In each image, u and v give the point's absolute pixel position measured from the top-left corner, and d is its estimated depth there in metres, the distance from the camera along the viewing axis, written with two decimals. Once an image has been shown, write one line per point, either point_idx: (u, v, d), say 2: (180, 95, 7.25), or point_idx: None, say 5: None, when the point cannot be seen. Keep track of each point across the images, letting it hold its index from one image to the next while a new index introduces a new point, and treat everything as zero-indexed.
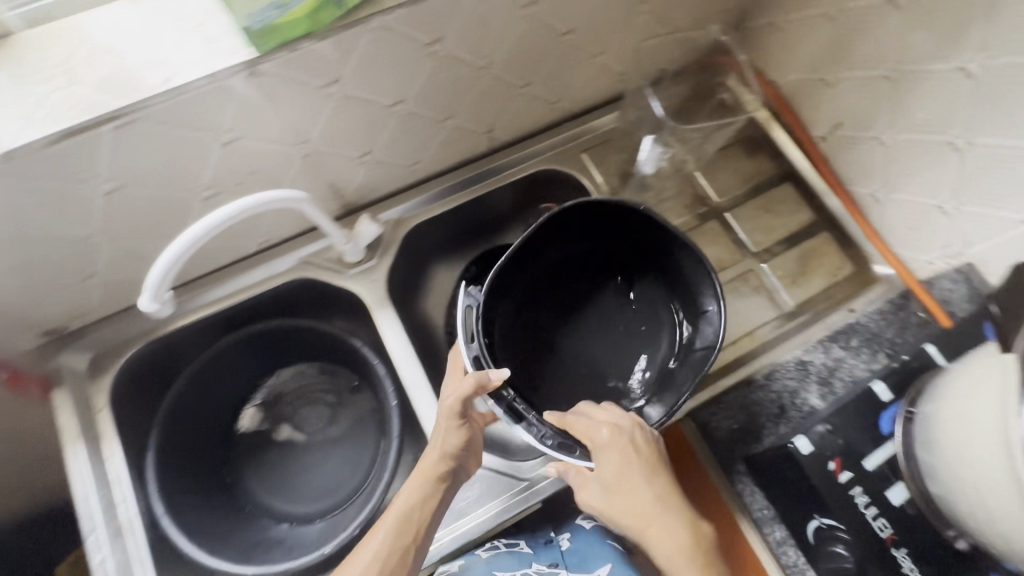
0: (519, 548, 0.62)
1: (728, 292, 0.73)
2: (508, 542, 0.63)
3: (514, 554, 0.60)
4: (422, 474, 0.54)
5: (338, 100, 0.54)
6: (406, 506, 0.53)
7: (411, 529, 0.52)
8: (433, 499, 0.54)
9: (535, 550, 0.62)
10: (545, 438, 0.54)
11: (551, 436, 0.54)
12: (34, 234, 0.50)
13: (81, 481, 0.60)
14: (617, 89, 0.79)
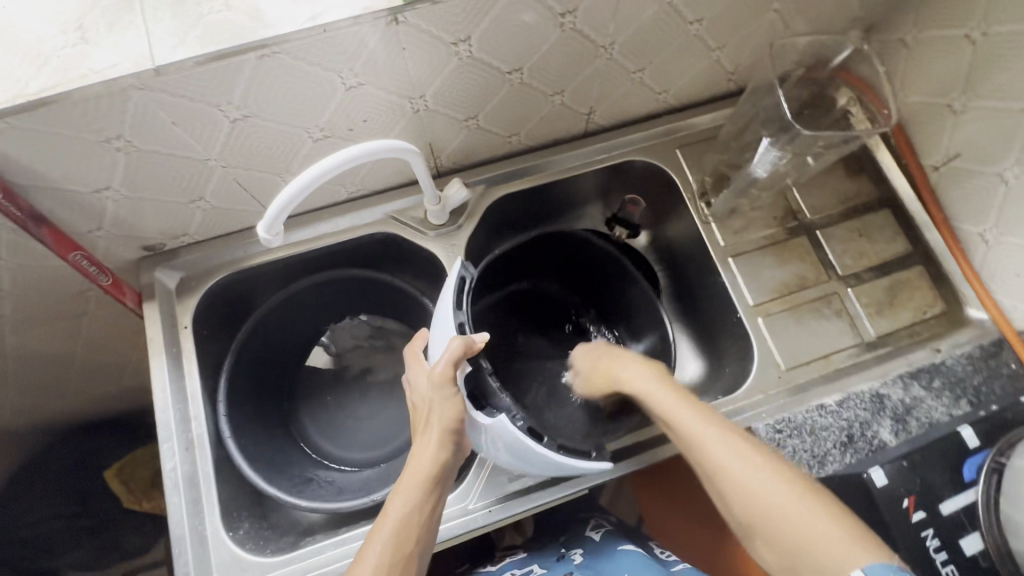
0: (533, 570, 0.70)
1: (809, 311, 0.71)
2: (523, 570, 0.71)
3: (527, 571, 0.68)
4: (412, 477, 0.53)
5: (461, 59, 0.54)
6: (403, 514, 0.51)
7: (411, 535, 0.50)
8: (428, 502, 0.53)
9: (549, 568, 0.70)
10: (516, 418, 0.55)
11: (522, 417, 0.55)
12: (161, 151, 0.52)
13: (161, 392, 0.63)
14: (723, 88, 0.77)
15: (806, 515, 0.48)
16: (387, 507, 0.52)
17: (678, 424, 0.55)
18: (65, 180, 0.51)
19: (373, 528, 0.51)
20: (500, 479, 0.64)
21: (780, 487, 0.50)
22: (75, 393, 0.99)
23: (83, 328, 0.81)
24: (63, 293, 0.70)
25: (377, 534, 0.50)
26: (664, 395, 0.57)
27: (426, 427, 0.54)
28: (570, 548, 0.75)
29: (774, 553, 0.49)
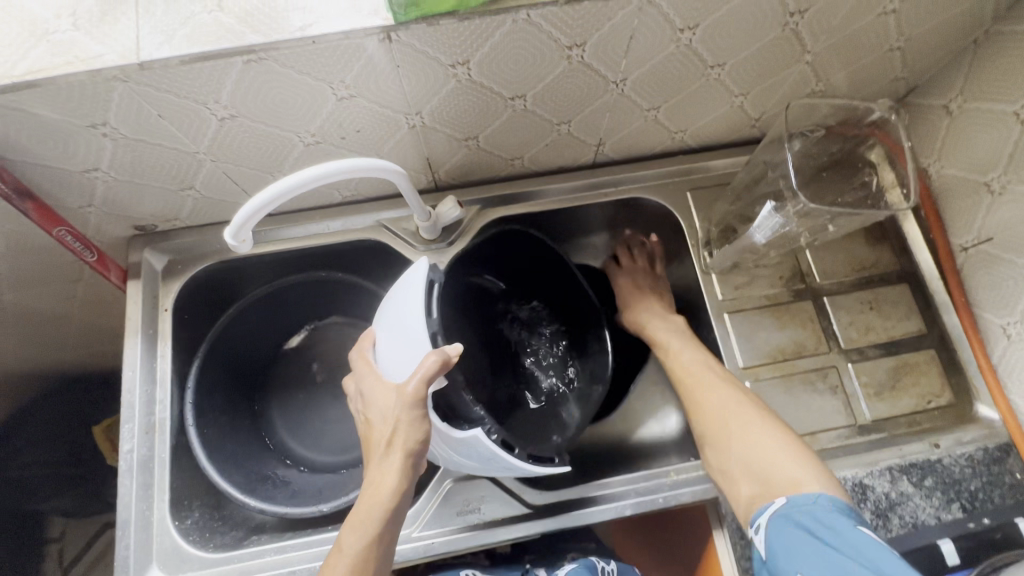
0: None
1: (803, 383, 0.67)
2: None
3: None
4: (370, 512, 0.49)
5: (460, 81, 0.52)
6: (359, 548, 0.49)
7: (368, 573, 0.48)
8: (388, 532, 0.50)
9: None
10: (491, 433, 0.54)
11: (497, 432, 0.54)
12: (149, 141, 0.52)
13: (131, 372, 0.64)
14: (745, 133, 0.73)
15: (781, 458, 0.55)
16: (343, 539, 0.49)
17: (682, 361, 0.67)
18: (52, 158, 0.51)
19: (329, 558, 0.50)
20: (449, 511, 0.62)
21: (767, 432, 0.57)
22: (74, 348, 1.02)
23: (79, 292, 0.83)
24: (57, 259, 0.71)
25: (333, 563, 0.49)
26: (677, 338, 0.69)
27: (385, 455, 0.50)
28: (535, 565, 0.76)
29: (752, 474, 0.56)
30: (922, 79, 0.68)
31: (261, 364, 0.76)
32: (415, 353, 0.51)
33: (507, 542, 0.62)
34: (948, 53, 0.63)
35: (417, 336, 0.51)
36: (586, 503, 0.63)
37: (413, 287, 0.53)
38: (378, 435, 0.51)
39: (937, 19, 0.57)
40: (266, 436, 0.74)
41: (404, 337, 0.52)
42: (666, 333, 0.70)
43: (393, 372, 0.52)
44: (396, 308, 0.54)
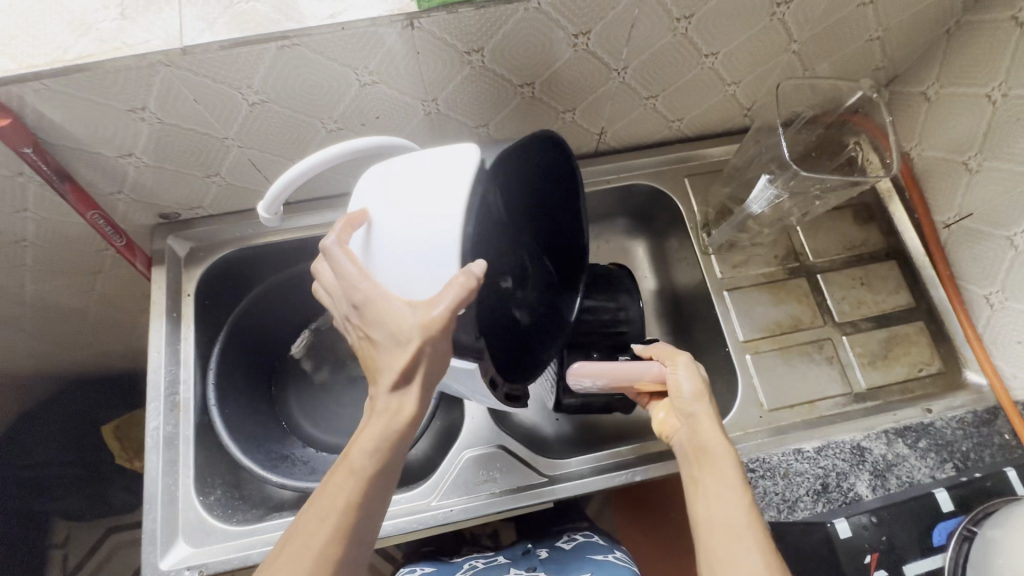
0: (497, 562, 0.75)
1: (800, 355, 0.70)
2: (487, 562, 0.76)
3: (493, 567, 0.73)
4: (382, 428, 0.44)
5: (474, 68, 0.56)
6: (365, 464, 0.44)
7: (373, 493, 0.44)
8: (396, 456, 0.45)
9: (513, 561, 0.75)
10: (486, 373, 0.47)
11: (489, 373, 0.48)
12: (183, 125, 0.55)
13: (157, 352, 0.66)
14: (738, 123, 0.77)
15: None
16: (351, 451, 0.45)
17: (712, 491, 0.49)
18: (92, 142, 0.54)
19: (335, 467, 0.45)
20: (466, 480, 0.65)
21: None
22: (89, 346, 1.04)
23: (99, 286, 0.85)
24: (82, 251, 0.74)
25: (335, 478, 0.44)
26: (718, 446, 0.52)
27: (392, 376, 0.44)
28: (537, 546, 0.80)
29: None
30: (902, 69, 0.73)
31: (279, 351, 0.79)
32: (433, 269, 0.41)
33: (521, 510, 0.64)
34: (924, 42, 0.68)
35: (440, 247, 0.41)
36: (596, 469, 0.65)
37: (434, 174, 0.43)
38: (388, 358, 0.43)
39: (913, 10, 0.62)
40: (283, 418, 0.76)
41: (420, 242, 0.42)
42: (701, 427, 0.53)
43: (397, 279, 0.43)
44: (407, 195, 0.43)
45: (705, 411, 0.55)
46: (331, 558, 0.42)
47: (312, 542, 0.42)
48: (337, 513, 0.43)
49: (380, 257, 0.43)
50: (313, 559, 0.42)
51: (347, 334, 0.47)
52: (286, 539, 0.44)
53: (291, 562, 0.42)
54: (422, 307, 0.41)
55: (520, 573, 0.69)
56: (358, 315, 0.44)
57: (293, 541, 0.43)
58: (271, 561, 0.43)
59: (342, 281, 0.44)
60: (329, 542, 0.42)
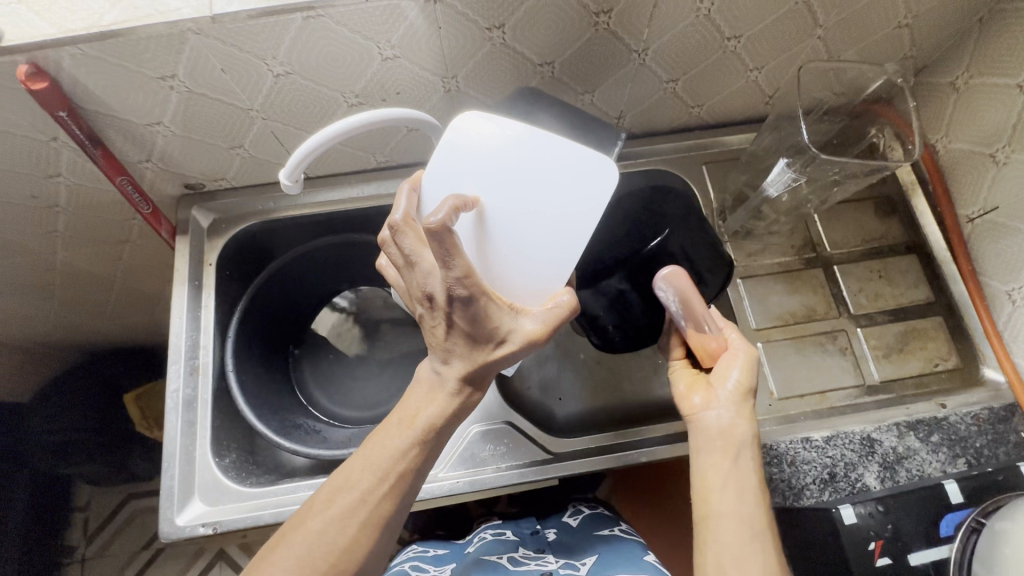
0: (505, 536, 0.77)
1: (813, 345, 0.69)
2: (495, 532, 0.79)
3: (500, 541, 0.75)
4: (439, 401, 0.50)
5: (494, 45, 0.57)
6: (426, 425, 0.49)
7: (423, 463, 0.50)
8: (450, 432, 0.51)
9: (522, 539, 0.76)
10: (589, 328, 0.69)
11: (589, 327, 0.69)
12: (209, 95, 0.56)
13: (177, 318, 0.68)
14: (760, 110, 0.76)
15: None
16: (417, 418, 0.50)
17: (735, 489, 0.50)
18: (124, 110, 0.56)
19: (397, 429, 0.50)
20: (473, 454, 0.66)
21: None
22: (113, 315, 1.08)
23: (125, 257, 0.88)
24: (110, 220, 0.76)
25: (396, 441, 0.49)
26: (751, 445, 0.52)
27: (463, 363, 0.48)
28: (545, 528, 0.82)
29: None
30: (929, 60, 0.72)
31: (293, 323, 0.81)
32: (548, 281, 0.51)
33: (529, 484, 0.65)
34: (954, 32, 0.66)
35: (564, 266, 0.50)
36: (599, 451, 0.66)
37: (561, 189, 0.51)
38: (480, 352, 0.48)
39: None
40: (296, 389, 0.79)
41: (543, 251, 0.51)
42: (737, 423, 0.53)
43: (507, 275, 0.50)
44: (537, 203, 0.50)
45: (743, 409, 0.54)
46: (380, 513, 0.48)
47: (366, 496, 0.48)
48: (393, 473, 0.49)
49: (501, 251, 0.50)
50: (366, 510, 0.48)
51: (422, 306, 0.47)
52: (338, 487, 0.49)
53: (347, 509, 0.48)
54: (525, 320, 0.48)
55: (528, 553, 0.72)
56: (455, 306, 0.44)
57: (347, 491, 0.48)
58: (326, 505, 0.48)
59: (446, 269, 0.41)
60: (381, 499, 0.48)
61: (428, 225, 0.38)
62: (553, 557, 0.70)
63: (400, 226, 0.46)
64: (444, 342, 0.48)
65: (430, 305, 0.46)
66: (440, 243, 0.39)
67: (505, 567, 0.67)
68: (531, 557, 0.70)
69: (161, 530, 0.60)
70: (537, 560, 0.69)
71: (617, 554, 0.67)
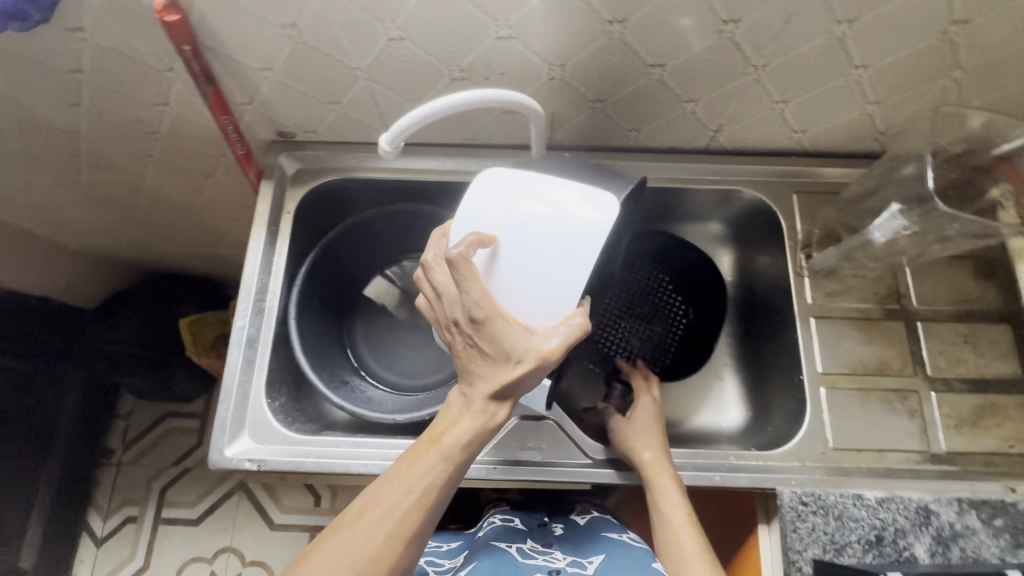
0: (514, 523, 0.77)
1: (880, 401, 0.66)
2: (504, 517, 0.79)
3: (509, 528, 0.75)
4: (463, 420, 0.50)
5: (612, 39, 0.55)
6: (457, 443, 0.49)
7: (450, 483, 0.50)
8: (475, 452, 0.51)
9: (530, 530, 0.76)
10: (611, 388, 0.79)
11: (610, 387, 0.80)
12: (323, 50, 0.57)
13: (252, 259, 0.71)
14: (867, 146, 0.72)
15: None
16: (443, 437, 0.49)
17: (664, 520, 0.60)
18: (241, 51, 0.58)
19: (423, 450, 0.49)
20: (510, 443, 0.66)
21: None
22: (183, 242, 1.13)
23: (204, 192, 0.92)
24: (201, 155, 0.79)
25: (422, 459, 0.49)
26: (663, 476, 0.62)
27: (489, 386, 0.49)
28: (552, 521, 0.81)
29: None
30: None
31: (354, 283, 0.82)
32: (552, 300, 0.54)
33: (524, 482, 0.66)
34: None
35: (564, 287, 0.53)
36: (621, 466, 0.66)
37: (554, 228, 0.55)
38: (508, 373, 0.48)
39: None
40: (346, 346, 0.80)
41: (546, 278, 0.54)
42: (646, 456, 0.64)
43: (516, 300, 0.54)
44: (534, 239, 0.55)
45: (648, 442, 0.64)
46: (408, 527, 0.48)
47: (393, 512, 0.48)
48: (420, 494, 0.48)
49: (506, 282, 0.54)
50: (392, 524, 0.47)
51: (450, 331, 0.50)
52: (366, 502, 0.49)
53: (373, 529, 0.47)
54: (541, 339, 0.48)
55: (535, 546, 0.71)
56: (473, 325, 0.47)
57: (376, 506, 0.48)
58: (354, 518, 0.48)
59: (462, 292, 0.46)
60: (408, 512, 0.48)
61: (449, 253, 0.47)
62: (559, 553, 0.69)
63: (431, 263, 0.51)
64: (468, 362, 0.50)
65: (455, 328, 0.49)
66: (455, 268, 0.46)
67: (511, 557, 0.66)
68: (539, 550, 0.70)
69: (210, 458, 0.62)
70: (544, 553, 0.68)
71: (626, 553, 0.65)
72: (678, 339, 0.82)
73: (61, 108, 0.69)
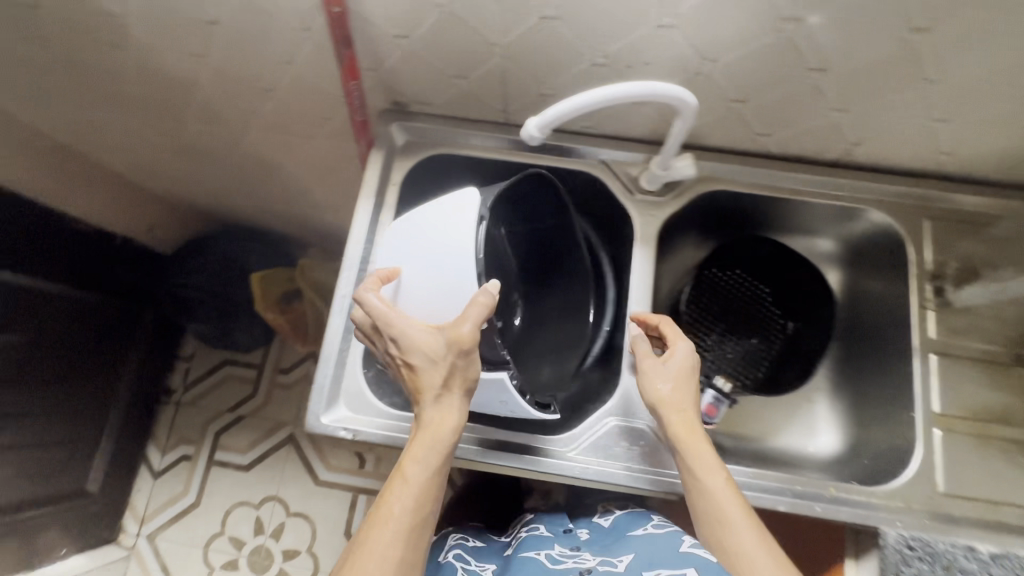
0: (539, 532, 0.76)
1: (998, 451, 0.62)
2: (531, 528, 0.78)
3: (535, 537, 0.74)
4: (425, 424, 0.55)
5: (780, 38, 0.52)
6: (428, 443, 0.54)
7: (423, 508, 0.53)
8: (438, 469, 0.54)
9: (557, 535, 0.74)
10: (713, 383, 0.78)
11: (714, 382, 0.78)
12: (468, 22, 0.55)
13: (359, 227, 0.70)
14: (1017, 177, 0.67)
15: None
16: (403, 466, 0.54)
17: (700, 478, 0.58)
18: (383, 17, 0.56)
19: (390, 484, 0.54)
20: (606, 445, 0.65)
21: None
22: (266, 199, 1.14)
23: (299, 153, 0.91)
24: (308, 117, 0.79)
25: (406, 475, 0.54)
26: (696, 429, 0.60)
27: (439, 378, 0.53)
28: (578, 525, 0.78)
29: None
30: None
31: None
32: (444, 290, 0.56)
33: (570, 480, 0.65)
34: None
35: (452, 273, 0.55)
36: None
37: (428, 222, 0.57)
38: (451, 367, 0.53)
39: None
40: None
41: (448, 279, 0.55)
42: (680, 393, 0.61)
43: (437, 308, 0.56)
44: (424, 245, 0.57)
45: (682, 385, 0.61)
46: (413, 525, 0.52)
47: (397, 525, 0.52)
48: (398, 526, 0.52)
49: (423, 299, 0.57)
50: (400, 528, 0.52)
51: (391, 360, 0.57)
52: (371, 526, 0.52)
53: (364, 567, 0.50)
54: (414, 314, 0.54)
55: (563, 551, 0.69)
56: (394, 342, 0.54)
57: (381, 527, 0.52)
58: (363, 544, 0.51)
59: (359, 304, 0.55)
60: (406, 513, 0.52)
61: (358, 298, 0.54)
62: (588, 554, 0.66)
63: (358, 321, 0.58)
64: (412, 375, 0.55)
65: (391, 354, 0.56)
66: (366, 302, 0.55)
67: (541, 568, 0.65)
68: (566, 555, 0.67)
69: (308, 422, 0.63)
70: (573, 557, 0.66)
71: (654, 549, 0.62)
72: (773, 355, 0.79)
73: (187, 58, 0.69)
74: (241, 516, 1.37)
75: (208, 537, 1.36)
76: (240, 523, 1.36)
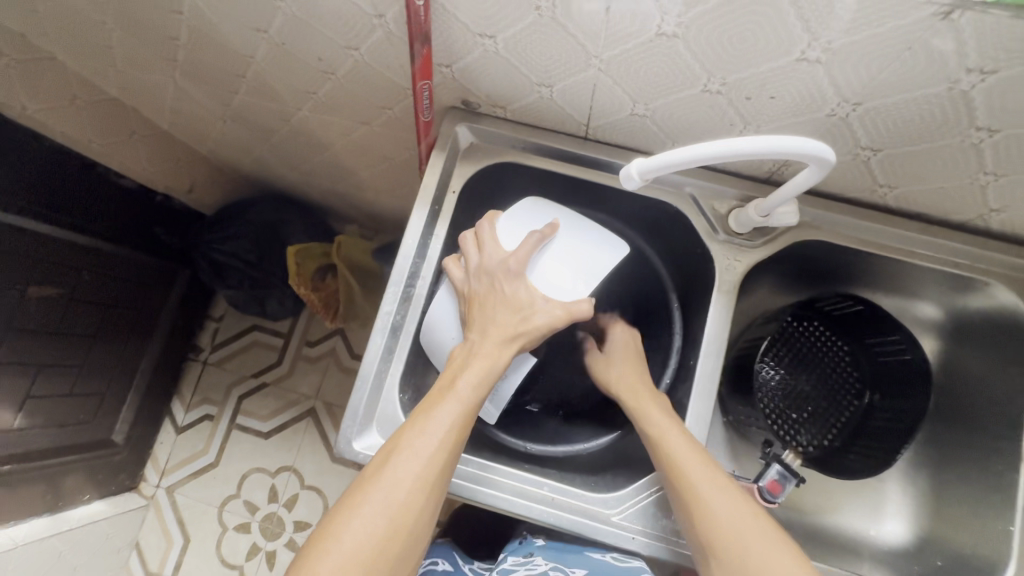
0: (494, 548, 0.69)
1: None
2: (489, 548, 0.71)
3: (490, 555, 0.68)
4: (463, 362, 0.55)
5: (951, 89, 0.42)
6: (465, 384, 0.53)
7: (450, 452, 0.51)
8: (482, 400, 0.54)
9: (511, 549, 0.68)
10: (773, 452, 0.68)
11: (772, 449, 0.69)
12: (569, 29, 0.47)
13: (410, 237, 0.63)
14: None
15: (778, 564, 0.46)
16: (455, 385, 0.53)
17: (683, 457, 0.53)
18: (470, 14, 0.48)
19: (426, 407, 0.52)
20: (653, 513, 0.59)
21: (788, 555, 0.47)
22: (311, 173, 1.09)
23: (350, 135, 0.85)
24: (365, 103, 0.72)
25: (435, 407, 0.52)
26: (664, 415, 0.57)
27: (498, 333, 0.55)
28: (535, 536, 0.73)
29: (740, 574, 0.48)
30: None
31: None
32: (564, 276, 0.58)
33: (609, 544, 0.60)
34: None
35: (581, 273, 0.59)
36: None
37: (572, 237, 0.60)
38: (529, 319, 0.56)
39: None
40: None
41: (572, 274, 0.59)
42: (636, 398, 0.61)
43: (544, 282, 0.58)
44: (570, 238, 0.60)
45: (640, 390, 0.62)
46: (438, 455, 0.50)
47: (421, 454, 0.50)
48: (430, 447, 0.50)
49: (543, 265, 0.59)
50: (425, 456, 0.50)
51: (481, 279, 0.58)
52: (389, 452, 0.50)
53: (397, 475, 0.48)
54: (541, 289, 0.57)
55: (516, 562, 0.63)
56: (504, 274, 0.57)
57: (403, 454, 0.49)
58: (375, 474, 0.49)
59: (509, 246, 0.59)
60: (438, 444, 0.50)
61: (548, 228, 0.59)
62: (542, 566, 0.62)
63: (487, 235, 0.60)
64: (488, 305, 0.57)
65: (486, 278, 0.57)
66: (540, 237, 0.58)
67: None
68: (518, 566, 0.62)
69: (339, 446, 0.59)
70: (525, 564, 0.62)
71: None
72: (843, 424, 0.70)
73: (244, 29, 0.62)
74: (256, 482, 1.35)
75: (224, 498, 1.34)
76: (255, 489, 1.35)
